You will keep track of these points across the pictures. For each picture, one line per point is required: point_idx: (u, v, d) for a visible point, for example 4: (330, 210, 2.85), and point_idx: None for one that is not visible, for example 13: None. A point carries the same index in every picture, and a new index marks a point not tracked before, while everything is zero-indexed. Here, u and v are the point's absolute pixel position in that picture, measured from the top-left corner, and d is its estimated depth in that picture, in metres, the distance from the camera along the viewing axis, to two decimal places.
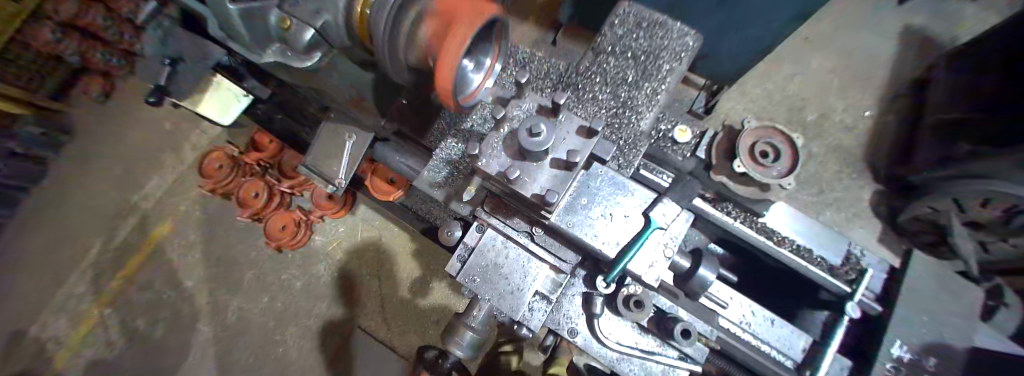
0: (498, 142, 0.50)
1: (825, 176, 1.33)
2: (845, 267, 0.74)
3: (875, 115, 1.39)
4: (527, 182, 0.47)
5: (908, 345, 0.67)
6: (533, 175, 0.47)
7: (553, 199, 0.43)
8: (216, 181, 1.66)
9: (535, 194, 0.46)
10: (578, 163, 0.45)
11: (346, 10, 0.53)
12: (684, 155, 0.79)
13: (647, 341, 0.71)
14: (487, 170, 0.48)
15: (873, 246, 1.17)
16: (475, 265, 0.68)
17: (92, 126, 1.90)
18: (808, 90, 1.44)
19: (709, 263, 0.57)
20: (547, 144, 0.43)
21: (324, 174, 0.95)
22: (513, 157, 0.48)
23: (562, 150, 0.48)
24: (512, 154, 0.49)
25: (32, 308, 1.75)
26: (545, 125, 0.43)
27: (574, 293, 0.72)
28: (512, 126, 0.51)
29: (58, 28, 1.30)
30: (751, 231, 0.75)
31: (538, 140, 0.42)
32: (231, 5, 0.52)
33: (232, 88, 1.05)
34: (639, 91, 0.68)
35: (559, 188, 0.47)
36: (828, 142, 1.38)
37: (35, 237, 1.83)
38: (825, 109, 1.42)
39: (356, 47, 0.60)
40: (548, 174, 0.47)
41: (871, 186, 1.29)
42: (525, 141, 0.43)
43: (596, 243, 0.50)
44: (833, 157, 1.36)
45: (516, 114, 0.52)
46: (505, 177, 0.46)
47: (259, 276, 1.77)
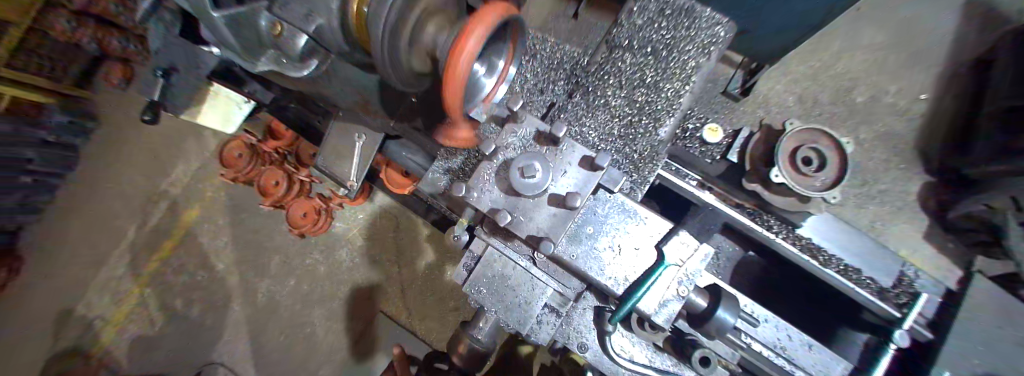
0: (490, 176, 0.49)
1: (868, 164, 1.14)
2: (896, 291, 0.67)
3: (931, 98, 1.17)
4: (522, 222, 0.48)
5: None
6: (529, 215, 0.47)
7: (547, 247, 0.44)
8: (237, 169, 1.72)
9: (530, 235, 0.47)
10: (577, 206, 0.44)
11: (341, 14, 0.48)
12: (713, 158, 0.72)
13: (662, 360, 0.66)
14: (478, 206, 0.49)
15: (917, 246, 1.05)
16: (481, 276, 0.65)
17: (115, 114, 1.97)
18: (854, 66, 1.22)
19: (730, 302, 0.51)
20: (541, 185, 0.44)
21: (337, 176, 0.95)
22: (506, 193, 0.48)
23: (562, 187, 0.47)
24: (503, 189, 0.49)
25: (77, 288, 1.89)
26: (540, 166, 0.44)
27: (585, 307, 0.67)
28: (506, 156, 0.49)
29: (72, 17, 1.33)
30: (793, 248, 0.69)
31: (532, 182, 0.44)
32: (214, 14, 0.45)
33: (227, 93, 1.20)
34: (657, 95, 0.61)
35: (557, 228, 0.47)
36: (877, 128, 1.17)
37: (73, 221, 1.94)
38: (875, 90, 1.20)
39: (354, 52, 0.56)
40: (546, 213, 0.47)
41: (919, 176, 1.10)
42: (518, 182, 0.44)
43: (605, 281, 0.51)
44: (880, 146, 1.15)
45: (511, 142, 0.50)
46: (496, 218, 0.47)
47: (285, 260, 1.84)
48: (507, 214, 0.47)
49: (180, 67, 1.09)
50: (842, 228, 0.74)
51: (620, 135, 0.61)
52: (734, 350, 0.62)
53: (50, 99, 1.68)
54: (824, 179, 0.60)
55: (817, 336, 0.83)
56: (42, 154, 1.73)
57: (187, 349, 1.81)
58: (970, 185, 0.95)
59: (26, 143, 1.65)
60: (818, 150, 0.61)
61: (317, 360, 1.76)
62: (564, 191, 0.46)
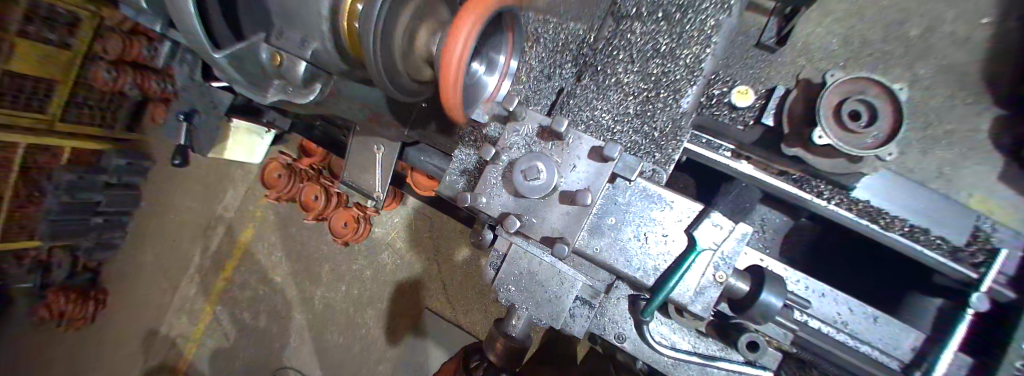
0: (497, 180, 0.51)
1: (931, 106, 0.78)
2: (970, 248, 0.60)
3: (995, 23, 0.76)
4: (536, 223, 0.49)
5: None
6: (541, 215, 0.48)
7: (561, 247, 0.44)
8: (279, 189, 1.83)
9: (546, 236, 0.48)
10: (588, 203, 0.44)
11: (332, 35, 0.48)
12: (746, 123, 0.68)
13: (707, 345, 0.61)
14: (490, 211, 0.51)
15: (988, 187, 0.75)
16: (509, 273, 0.65)
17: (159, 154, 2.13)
18: None
19: (775, 281, 0.47)
20: (547, 185, 0.46)
21: (363, 189, 0.97)
22: (513, 196, 0.50)
23: (571, 184, 0.47)
24: (511, 191, 0.50)
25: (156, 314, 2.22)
26: (545, 165, 0.46)
27: (619, 296, 0.64)
28: (509, 157, 0.51)
29: (112, 68, 1.53)
30: (847, 214, 0.64)
31: (538, 184, 0.46)
32: (216, 54, 0.49)
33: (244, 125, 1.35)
34: (674, 64, 0.55)
35: (572, 226, 0.47)
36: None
37: (143, 253, 2.17)
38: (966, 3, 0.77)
39: (353, 70, 0.56)
40: (559, 212, 0.47)
41: (988, 111, 0.75)
42: (525, 184, 0.46)
43: (633, 273, 0.48)
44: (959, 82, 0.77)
45: (514, 141, 0.51)
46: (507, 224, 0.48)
47: (334, 268, 1.98)
48: (519, 217, 0.49)
49: (201, 112, 1.19)
50: (916, 189, 0.64)
51: (637, 113, 0.57)
52: (785, 330, 0.57)
53: (107, 144, 1.87)
54: (876, 135, 0.51)
55: (884, 306, 0.75)
56: (109, 196, 1.94)
57: (264, 352, 2.08)
58: None
59: (92, 188, 1.83)
60: (866, 100, 0.53)
61: (374, 357, 1.89)
62: (574, 188, 0.46)
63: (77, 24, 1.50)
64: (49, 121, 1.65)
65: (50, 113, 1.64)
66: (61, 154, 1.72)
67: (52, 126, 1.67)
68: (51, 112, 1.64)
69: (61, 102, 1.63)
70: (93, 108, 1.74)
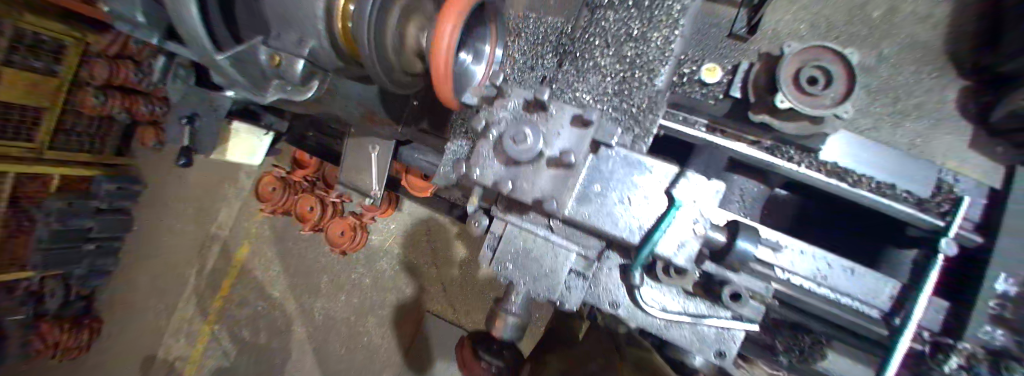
0: (490, 152, 0.55)
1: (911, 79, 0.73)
2: (936, 200, 0.66)
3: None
4: (526, 188, 0.53)
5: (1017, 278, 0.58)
6: (531, 180, 0.52)
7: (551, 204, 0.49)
8: (274, 202, 1.85)
9: (535, 198, 0.52)
10: (573, 161, 0.49)
11: (328, 34, 0.52)
12: (716, 98, 0.70)
13: (695, 305, 0.65)
14: (484, 180, 0.55)
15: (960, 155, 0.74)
16: (506, 252, 0.69)
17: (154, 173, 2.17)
18: None
19: (750, 232, 0.49)
20: (536, 147, 0.50)
21: (360, 188, 0.99)
22: (506, 165, 0.53)
23: (556, 148, 0.51)
24: (503, 160, 0.54)
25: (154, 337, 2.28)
26: (530, 131, 0.50)
27: (610, 266, 0.68)
28: (500, 130, 0.54)
29: (100, 92, 1.54)
30: (817, 174, 0.67)
31: (526, 147, 0.50)
32: (218, 55, 0.52)
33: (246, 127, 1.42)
34: (647, 46, 0.60)
35: (560, 188, 0.52)
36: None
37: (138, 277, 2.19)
38: None
39: (348, 66, 0.60)
40: (546, 176, 0.52)
41: (953, 83, 0.71)
42: (513, 149, 0.50)
43: (619, 233, 0.53)
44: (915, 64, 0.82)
45: (503, 116, 0.55)
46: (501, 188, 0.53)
47: (333, 278, 2.00)
48: (510, 183, 0.53)
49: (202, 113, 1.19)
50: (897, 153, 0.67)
51: (615, 93, 0.62)
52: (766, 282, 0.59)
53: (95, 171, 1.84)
54: (833, 96, 0.56)
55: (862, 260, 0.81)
56: (100, 222, 1.85)
57: (267, 368, 2.08)
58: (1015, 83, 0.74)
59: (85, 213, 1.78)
60: (821, 66, 0.57)
61: (378, 365, 1.90)
62: (559, 151, 0.51)
63: (61, 52, 1.52)
64: (37, 149, 1.63)
65: (36, 141, 1.61)
66: (51, 181, 1.70)
67: (40, 154, 1.64)
68: (39, 140, 1.62)
69: (49, 129, 1.62)
70: (82, 134, 1.73)
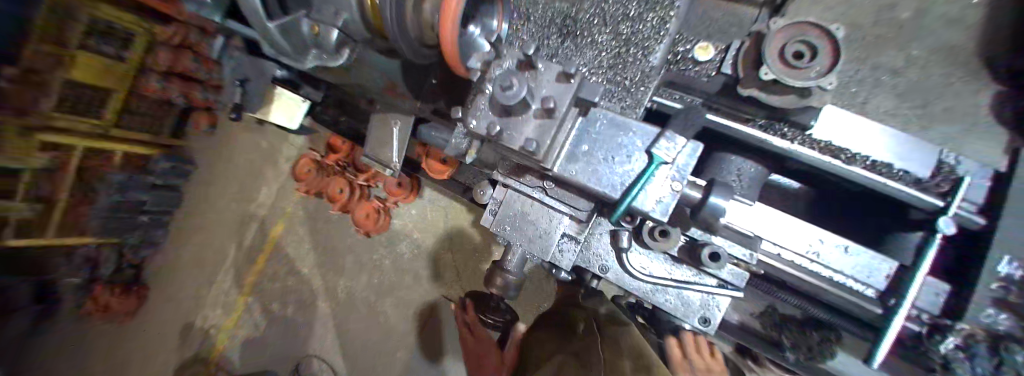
0: (485, 103, 0.54)
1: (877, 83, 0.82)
2: (935, 180, 0.65)
3: None
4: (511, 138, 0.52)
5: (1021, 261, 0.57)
6: (518, 130, 0.51)
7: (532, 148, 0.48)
8: (308, 183, 2.03)
9: (522, 147, 0.51)
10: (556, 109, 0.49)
11: (359, 8, 0.61)
12: (708, 76, 0.72)
13: (682, 272, 0.68)
14: (479, 131, 0.53)
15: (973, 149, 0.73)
16: (505, 215, 0.75)
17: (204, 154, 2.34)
18: None
19: (723, 190, 0.54)
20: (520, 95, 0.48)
21: (381, 159, 1.09)
22: (500, 115, 0.52)
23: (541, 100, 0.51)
24: (497, 111, 0.53)
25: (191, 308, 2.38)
26: (515, 78, 0.48)
27: (602, 232, 0.72)
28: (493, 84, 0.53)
29: (163, 78, 1.75)
30: (812, 152, 0.69)
31: (509, 93, 0.48)
32: (268, 22, 0.64)
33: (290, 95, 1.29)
34: (643, 25, 0.66)
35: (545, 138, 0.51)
36: (929, 43, 0.82)
37: (187, 247, 2.38)
38: None
39: (374, 38, 0.69)
40: (531, 127, 0.51)
41: None
42: (499, 96, 0.48)
43: (603, 189, 0.58)
44: (937, 58, 0.81)
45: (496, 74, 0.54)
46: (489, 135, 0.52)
47: (356, 259, 2.12)
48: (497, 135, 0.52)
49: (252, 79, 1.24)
50: (911, 139, 0.68)
51: (610, 66, 0.68)
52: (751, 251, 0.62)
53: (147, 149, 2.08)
54: (818, 68, 0.59)
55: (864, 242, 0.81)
56: None
57: (292, 340, 2.21)
58: None
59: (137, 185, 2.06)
60: (806, 40, 0.60)
61: (392, 343, 2.00)
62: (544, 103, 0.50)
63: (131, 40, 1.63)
64: (105, 125, 1.81)
65: (106, 119, 1.80)
66: (114, 157, 1.93)
67: (106, 130, 1.83)
68: (107, 118, 1.80)
69: (116, 107, 1.78)
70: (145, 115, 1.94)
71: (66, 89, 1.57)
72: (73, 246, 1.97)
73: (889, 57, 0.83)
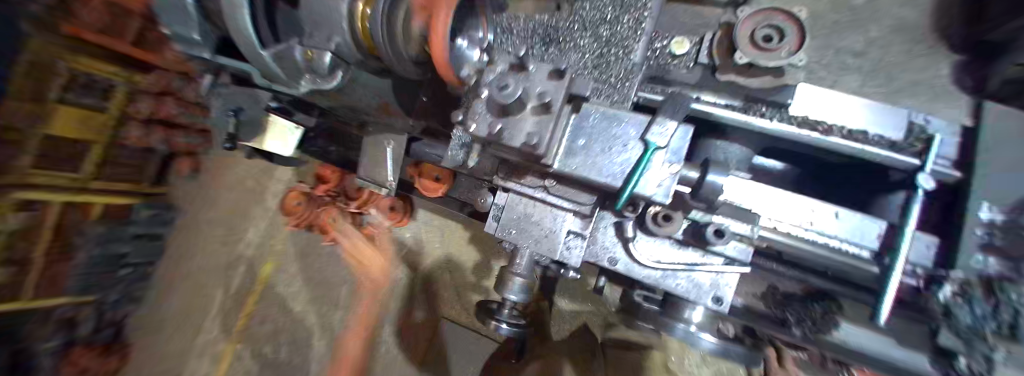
0: (483, 106, 0.55)
1: (843, 63, 0.89)
2: (909, 140, 0.69)
3: None
4: (511, 136, 0.53)
5: (999, 207, 0.61)
6: (518, 127, 0.52)
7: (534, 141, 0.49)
8: (299, 216, 1.91)
9: (523, 143, 0.52)
10: (552, 103, 0.50)
11: (350, 32, 0.64)
12: (688, 67, 0.77)
13: (688, 254, 0.70)
14: (479, 134, 0.54)
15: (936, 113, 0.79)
16: (509, 219, 0.76)
17: (186, 200, 2.22)
18: None
19: (718, 167, 0.56)
20: (515, 94, 0.50)
21: (376, 180, 1.10)
22: (497, 115, 0.53)
23: (537, 97, 0.52)
24: (495, 113, 0.54)
25: (178, 362, 2.07)
26: (512, 77, 0.50)
27: (606, 225, 0.74)
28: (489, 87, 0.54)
29: (146, 124, 1.88)
30: (791, 128, 0.70)
31: (507, 92, 0.50)
32: (263, 51, 0.65)
33: (282, 123, 1.23)
34: (620, 27, 0.70)
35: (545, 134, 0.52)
36: (886, 25, 0.89)
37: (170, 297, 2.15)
38: None
39: (366, 60, 0.71)
40: (529, 123, 0.52)
41: None
42: (496, 95, 0.50)
43: (604, 179, 0.59)
44: (895, 39, 0.88)
45: (490, 78, 0.55)
46: (491, 134, 0.53)
47: (352, 290, 2.06)
48: (498, 134, 0.53)
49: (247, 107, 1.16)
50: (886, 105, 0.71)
51: (594, 67, 0.72)
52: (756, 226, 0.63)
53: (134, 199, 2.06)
54: (786, 48, 0.64)
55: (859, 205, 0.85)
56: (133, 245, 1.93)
57: None
58: (992, 46, 0.79)
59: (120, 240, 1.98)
60: (773, 25, 0.65)
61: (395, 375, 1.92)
62: (541, 100, 0.52)
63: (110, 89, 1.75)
64: (84, 179, 1.85)
65: (85, 172, 1.84)
66: (93, 209, 1.91)
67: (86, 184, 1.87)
68: (86, 171, 1.84)
69: (97, 160, 1.85)
70: (129, 163, 2.00)
71: (43, 146, 1.68)
72: (47, 308, 1.82)
73: (853, 40, 0.89)
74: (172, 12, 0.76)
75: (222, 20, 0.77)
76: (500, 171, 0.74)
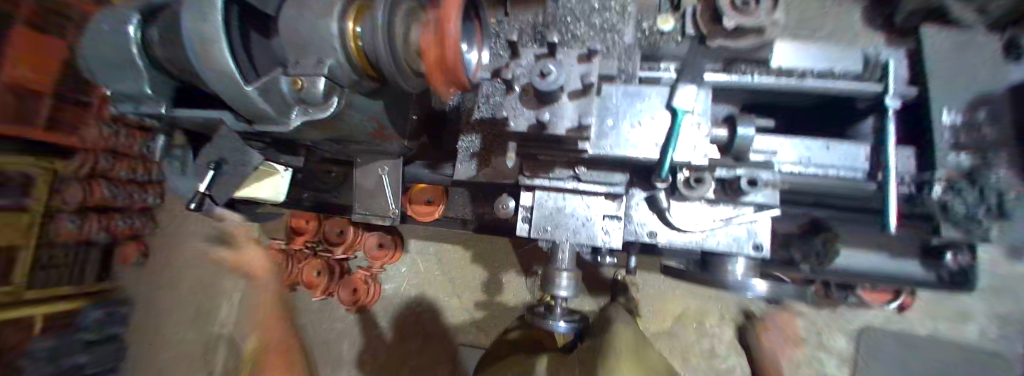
0: (518, 102, 0.56)
1: None
2: (869, 69, 0.77)
3: None
4: (556, 122, 0.54)
5: (952, 109, 0.71)
6: (560, 113, 0.54)
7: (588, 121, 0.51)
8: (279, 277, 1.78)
9: (569, 128, 0.53)
10: (593, 82, 0.53)
11: (343, 50, 0.60)
12: (676, 40, 0.81)
13: (721, 211, 0.73)
14: (519, 129, 0.55)
15: None
16: (542, 218, 0.75)
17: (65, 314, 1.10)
18: None
19: (745, 121, 0.61)
20: (559, 79, 0.50)
21: (376, 211, 1.03)
22: (535, 107, 0.55)
23: (575, 83, 0.54)
24: (533, 107, 0.55)
25: None
26: (551, 65, 0.51)
27: (637, 202, 0.76)
28: (523, 81, 0.56)
29: None
30: (772, 78, 0.76)
31: (551, 78, 0.49)
32: (249, 86, 0.60)
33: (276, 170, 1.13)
34: (609, 13, 0.72)
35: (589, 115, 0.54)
36: None
37: None
38: None
39: (361, 80, 0.66)
40: (572, 107, 0.54)
41: None
42: (541, 83, 0.50)
43: (643, 153, 0.60)
44: None
45: (520, 72, 0.57)
46: (540, 125, 0.54)
47: (353, 341, 1.90)
48: (546, 123, 0.54)
49: (230, 162, 0.85)
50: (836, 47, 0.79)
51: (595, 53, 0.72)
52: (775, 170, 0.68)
53: None
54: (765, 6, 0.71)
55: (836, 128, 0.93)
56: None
57: None
58: None
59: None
60: None
61: None
62: (579, 84, 0.54)
63: None
64: None
65: None
66: None
67: None
68: None
69: None
70: None
71: None
72: None
73: None
74: (117, 72, 0.71)
75: (180, 68, 0.70)
76: (526, 171, 0.73)
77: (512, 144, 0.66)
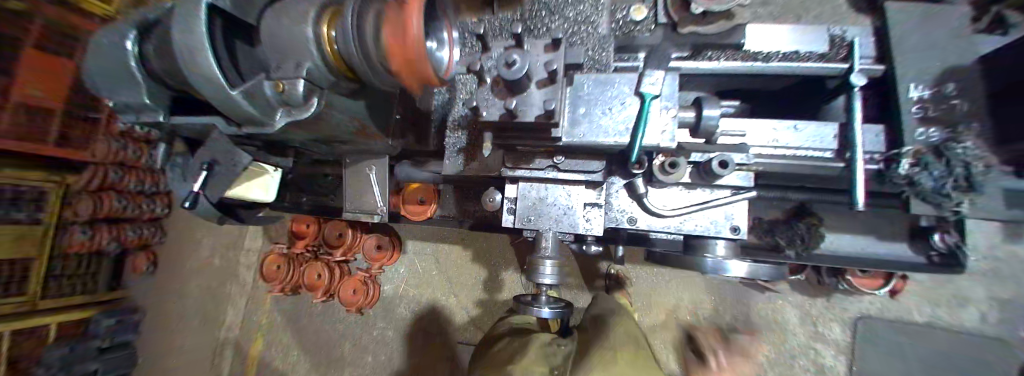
0: (490, 94, 0.58)
1: None
2: (835, 48, 0.78)
3: None
4: (526, 111, 0.56)
5: (922, 84, 0.72)
6: (528, 103, 0.56)
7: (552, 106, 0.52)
8: (281, 280, 1.82)
9: (536, 116, 0.55)
10: (557, 70, 0.54)
11: (317, 52, 0.62)
12: (651, 29, 0.80)
13: (698, 194, 0.74)
14: (490, 119, 0.57)
15: None
16: (525, 209, 0.76)
17: None
18: None
19: (710, 102, 0.61)
20: (522, 68, 0.51)
21: (366, 209, 1.05)
22: (505, 97, 0.57)
23: (541, 72, 0.56)
24: (502, 97, 0.57)
25: None
26: (516, 56, 0.52)
27: (616, 189, 0.78)
28: (492, 74, 0.58)
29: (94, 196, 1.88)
30: (735, 62, 0.80)
31: (514, 68, 0.51)
32: (232, 90, 0.62)
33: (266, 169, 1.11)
34: (582, 6, 0.74)
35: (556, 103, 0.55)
36: None
37: None
38: None
39: (339, 81, 0.69)
40: (541, 96, 0.55)
41: None
42: (505, 73, 0.51)
43: (613, 139, 0.61)
44: None
45: (490, 64, 0.59)
46: (509, 114, 0.55)
47: (354, 343, 1.92)
48: (516, 112, 0.55)
49: (221, 163, 0.85)
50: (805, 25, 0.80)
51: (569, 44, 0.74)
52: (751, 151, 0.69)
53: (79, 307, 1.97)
54: None
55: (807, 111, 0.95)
56: None
57: None
58: None
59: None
60: None
61: None
62: (544, 73, 0.55)
63: (44, 198, 1.85)
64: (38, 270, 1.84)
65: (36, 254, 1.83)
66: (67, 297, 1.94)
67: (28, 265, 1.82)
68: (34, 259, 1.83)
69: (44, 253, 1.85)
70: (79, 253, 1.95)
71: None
72: None
73: None
74: (111, 82, 0.74)
75: (173, 77, 0.73)
76: (506, 162, 0.75)
77: (488, 136, 0.68)
